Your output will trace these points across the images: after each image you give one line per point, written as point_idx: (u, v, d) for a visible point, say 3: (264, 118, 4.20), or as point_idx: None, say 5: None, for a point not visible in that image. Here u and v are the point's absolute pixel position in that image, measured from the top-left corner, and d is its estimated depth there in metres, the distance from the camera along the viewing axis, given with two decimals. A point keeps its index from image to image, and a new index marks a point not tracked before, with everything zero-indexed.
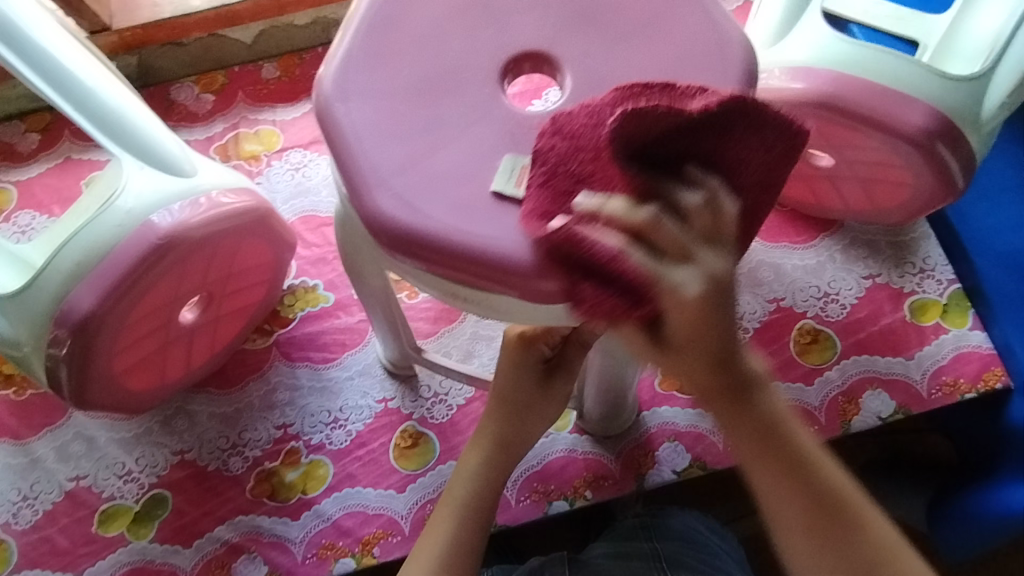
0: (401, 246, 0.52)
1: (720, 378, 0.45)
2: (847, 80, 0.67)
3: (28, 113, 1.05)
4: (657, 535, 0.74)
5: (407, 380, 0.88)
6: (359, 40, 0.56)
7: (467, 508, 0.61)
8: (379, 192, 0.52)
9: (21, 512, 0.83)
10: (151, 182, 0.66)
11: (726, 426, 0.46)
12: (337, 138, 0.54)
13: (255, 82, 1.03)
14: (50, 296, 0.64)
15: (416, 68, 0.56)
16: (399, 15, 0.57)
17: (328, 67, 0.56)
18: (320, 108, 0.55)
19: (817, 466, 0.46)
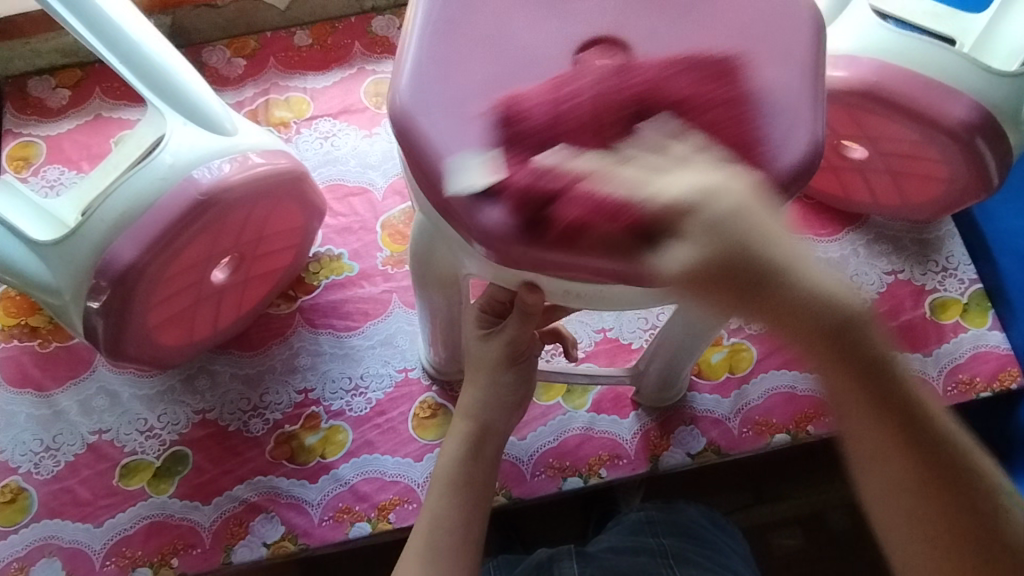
0: (511, 254, 0.49)
1: (831, 324, 0.43)
2: (890, 69, 0.68)
3: (59, 69, 1.05)
4: (663, 531, 0.76)
5: (449, 382, 0.87)
6: (424, 46, 0.53)
7: (456, 487, 0.61)
8: (487, 203, 0.49)
9: (44, 462, 0.84)
10: (192, 138, 0.66)
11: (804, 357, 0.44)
12: (427, 155, 0.51)
13: (287, 48, 1.04)
14: (92, 246, 0.64)
15: (490, 69, 0.52)
16: (459, 16, 0.54)
17: (398, 80, 0.53)
18: (399, 125, 0.52)
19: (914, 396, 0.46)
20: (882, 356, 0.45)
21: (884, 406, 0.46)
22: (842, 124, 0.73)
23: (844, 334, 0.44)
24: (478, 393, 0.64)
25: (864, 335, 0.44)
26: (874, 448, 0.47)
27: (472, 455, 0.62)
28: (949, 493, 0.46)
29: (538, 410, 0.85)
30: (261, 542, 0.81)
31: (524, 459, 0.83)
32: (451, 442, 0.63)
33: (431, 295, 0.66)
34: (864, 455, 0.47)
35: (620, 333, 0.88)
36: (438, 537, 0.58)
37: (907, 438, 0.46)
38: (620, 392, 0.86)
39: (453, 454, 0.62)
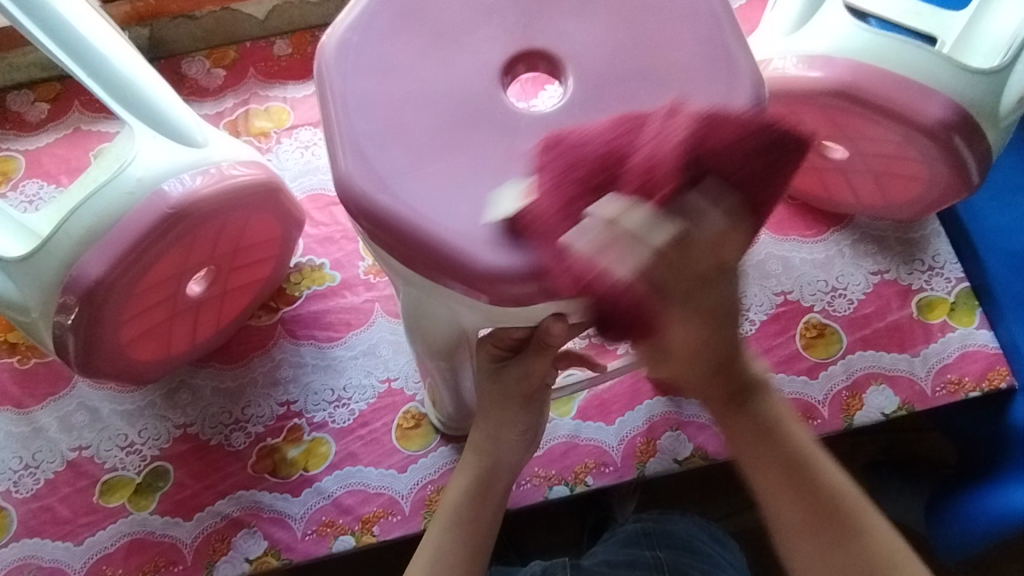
0: (526, 296, 0.47)
1: (724, 383, 0.48)
2: (865, 70, 0.67)
3: (37, 82, 1.04)
4: (659, 544, 0.75)
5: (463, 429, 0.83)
6: (349, 120, 0.48)
7: (462, 528, 0.58)
8: (486, 251, 0.46)
9: (23, 480, 0.83)
10: (161, 151, 0.66)
11: (722, 423, 0.50)
12: (404, 230, 0.47)
13: (267, 58, 1.03)
14: (60, 262, 0.63)
15: (433, 112, 0.49)
16: (372, 86, 0.49)
17: (339, 168, 0.48)
18: (363, 215, 0.47)
19: (811, 462, 0.50)
20: (778, 427, 0.50)
21: (768, 434, 0.50)
22: (821, 126, 0.73)
23: (741, 394, 0.49)
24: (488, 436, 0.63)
25: (757, 410, 0.50)
26: (784, 502, 0.50)
27: (480, 489, 0.61)
28: (832, 526, 0.49)
29: None
30: (243, 558, 0.80)
31: None
32: (458, 480, 0.62)
33: (425, 356, 0.63)
34: (756, 469, 0.50)
35: None
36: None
37: (812, 495, 0.49)
38: (605, 398, 0.85)
39: (460, 492, 0.61)
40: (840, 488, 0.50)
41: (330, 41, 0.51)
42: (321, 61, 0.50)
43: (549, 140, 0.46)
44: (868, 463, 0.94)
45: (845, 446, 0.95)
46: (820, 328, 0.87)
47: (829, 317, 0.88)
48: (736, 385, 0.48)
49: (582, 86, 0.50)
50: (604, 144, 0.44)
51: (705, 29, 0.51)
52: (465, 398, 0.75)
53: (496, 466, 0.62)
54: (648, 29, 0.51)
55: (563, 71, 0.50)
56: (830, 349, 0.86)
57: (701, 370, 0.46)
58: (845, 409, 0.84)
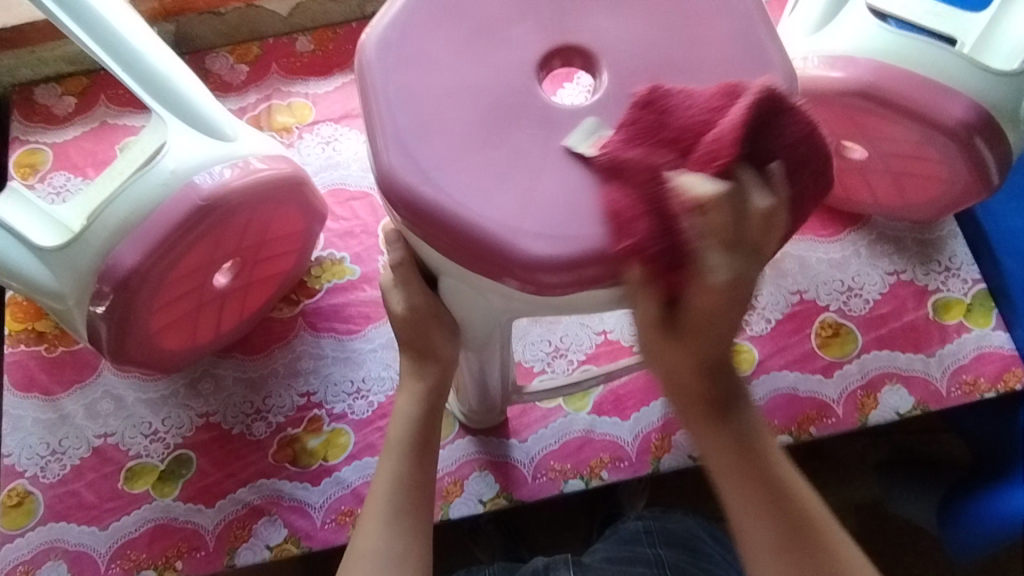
0: (566, 286, 0.47)
1: (709, 383, 0.47)
2: (888, 70, 0.67)
3: (65, 77, 1.06)
4: (659, 541, 0.75)
5: (490, 423, 0.84)
6: (390, 113, 0.49)
7: (401, 512, 0.59)
8: (526, 240, 0.46)
9: (50, 465, 0.85)
10: (191, 145, 0.67)
11: (695, 429, 0.50)
12: (445, 218, 0.47)
13: (289, 54, 1.04)
14: (95, 251, 0.65)
15: (472, 105, 0.49)
16: (413, 80, 0.50)
17: (381, 160, 0.48)
18: (405, 206, 0.48)
19: (772, 460, 0.50)
20: (755, 441, 0.50)
21: (747, 451, 0.49)
22: (841, 125, 0.73)
23: (718, 402, 0.48)
24: (408, 408, 0.63)
25: (739, 424, 0.49)
26: (745, 506, 0.49)
27: (415, 473, 0.61)
28: (805, 556, 0.48)
29: (540, 412, 0.85)
30: (263, 545, 0.81)
31: (525, 462, 0.84)
32: (390, 461, 0.61)
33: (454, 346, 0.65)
34: (728, 481, 0.49)
35: (620, 335, 0.88)
36: (397, 557, 0.56)
37: (771, 488, 0.49)
38: (621, 394, 0.86)
39: (395, 477, 0.60)
40: (806, 503, 0.49)
41: (370, 37, 0.51)
42: (362, 56, 0.51)
43: (655, 89, 0.44)
44: (878, 463, 0.97)
45: (855, 447, 0.98)
46: (835, 327, 0.88)
47: (844, 317, 0.88)
48: (721, 389, 0.48)
49: (612, 83, 0.50)
50: (697, 114, 0.43)
51: (735, 26, 0.51)
52: (490, 391, 0.76)
53: (424, 437, 0.62)
54: (675, 27, 0.52)
55: (597, 66, 0.51)
56: (845, 348, 0.87)
57: (695, 399, 0.48)
58: (859, 408, 0.84)
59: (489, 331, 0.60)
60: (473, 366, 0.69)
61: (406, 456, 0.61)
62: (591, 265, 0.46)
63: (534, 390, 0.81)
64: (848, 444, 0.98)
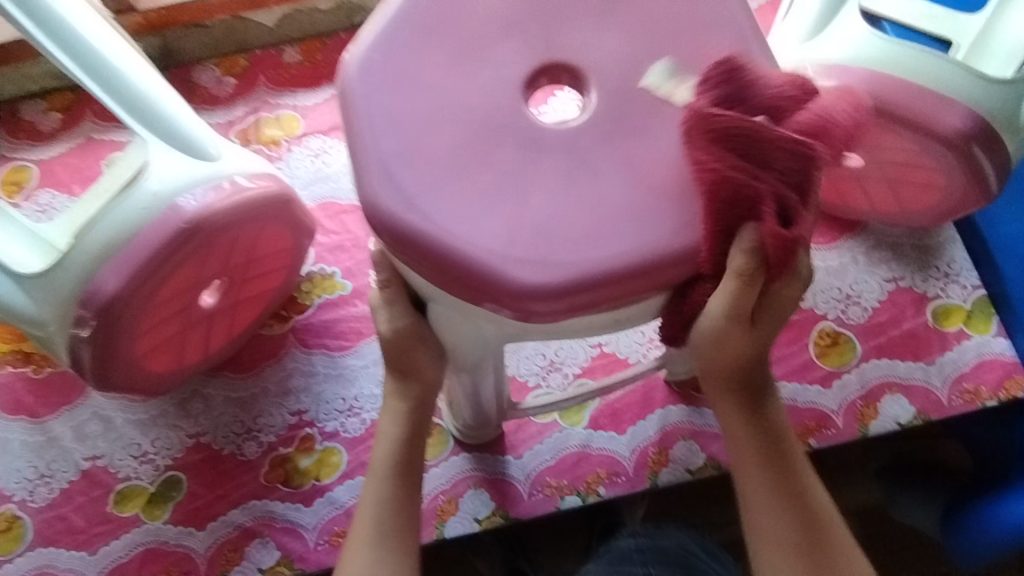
0: (555, 312, 0.45)
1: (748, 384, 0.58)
2: (884, 78, 0.66)
3: (51, 92, 1.04)
4: (651, 560, 0.74)
5: (484, 437, 0.82)
6: (372, 136, 0.48)
7: (388, 538, 0.59)
8: (515, 267, 0.45)
9: (38, 489, 0.84)
10: (174, 166, 0.66)
11: (733, 418, 0.60)
12: (432, 246, 0.46)
13: (277, 66, 1.03)
14: (76, 277, 0.63)
15: (457, 126, 0.48)
16: (395, 101, 0.48)
17: (364, 185, 0.47)
18: (390, 233, 0.46)
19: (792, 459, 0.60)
20: (782, 443, 0.60)
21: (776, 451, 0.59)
22: None
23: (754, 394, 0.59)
24: (389, 429, 0.62)
25: (771, 416, 0.60)
26: (763, 500, 0.59)
27: (398, 496, 0.60)
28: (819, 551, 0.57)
29: (536, 428, 0.84)
30: (256, 568, 0.80)
31: (521, 478, 0.82)
32: (373, 485, 0.61)
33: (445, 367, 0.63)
34: (751, 472, 0.59)
35: (616, 348, 0.86)
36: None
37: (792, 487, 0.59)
38: (618, 408, 0.85)
39: (378, 503, 0.60)
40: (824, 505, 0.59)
41: (351, 57, 0.50)
42: (342, 77, 0.50)
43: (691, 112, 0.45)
44: (880, 468, 0.95)
45: (856, 450, 0.95)
46: (833, 336, 0.86)
47: (842, 325, 0.87)
48: (754, 387, 0.59)
49: (601, 100, 0.49)
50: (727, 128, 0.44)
51: (725, 39, 0.50)
52: (484, 408, 0.75)
53: (408, 459, 0.61)
54: (664, 41, 0.50)
55: (585, 83, 0.50)
56: (844, 358, 0.85)
57: (730, 388, 0.58)
58: (860, 418, 0.83)
59: (480, 353, 0.58)
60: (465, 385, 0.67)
61: (388, 480, 0.60)
62: (582, 292, 0.45)
63: (528, 405, 0.79)
64: (852, 448, 0.95)
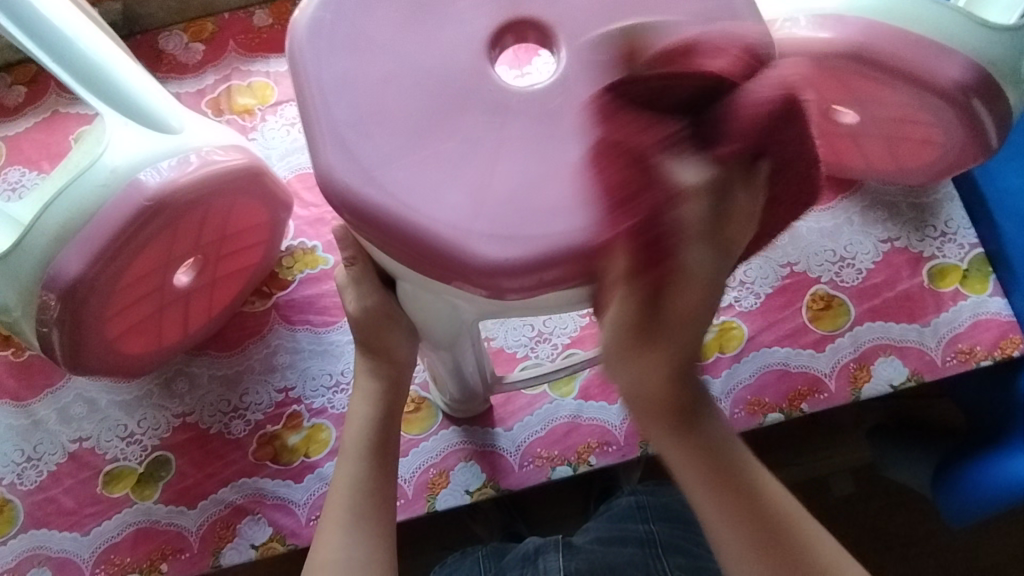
0: (526, 290, 0.43)
1: (682, 398, 0.45)
2: (881, 28, 0.62)
3: (14, 65, 1.00)
4: (653, 516, 0.71)
5: (470, 411, 0.81)
6: (328, 106, 0.45)
7: (363, 518, 0.58)
8: (481, 243, 0.43)
9: (26, 472, 0.83)
10: (137, 140, 0.63)
11: (672, 448, 0.47)
12: (392, 221, 0.43)
13: (247, 30, 0.98)
14: (37, 259, 0.61)
15: (418, 93, 0.45)
16: (352, 69, 0.46)
17: (322, 160, 0.44)
18: (348, 209, 0.44)
19: (748, 467, 0.48)
20: (728, 461, 0.48)
21: (718, 470, 0.48)
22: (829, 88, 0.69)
23: (691, 412, 0.46)
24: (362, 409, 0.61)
25: (714, 430, 0.48)
26: (724, 525, 0.48)
27: (373, 476, 0.60)
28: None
29: (525, 399, 0.83)
30: (248, 544, 0.80)
31: (511, 450, 0.82)
32: (346, 467, 0.60)
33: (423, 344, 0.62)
34: (704, 501, 0.48)
35: None
36: (359, 567, 0.56)
37: (751, 504, 0.48)
38: None
39: (353, 483, 0.59)
40: (788, 507, 0.49)
41: (301, 19, 0.47)
42: (293, 42, 0.47)
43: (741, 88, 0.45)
44: (874, 427, 0.97)
45: (851, 411, 0.98)
46: (827, 299, 0.85)
47: (836, 288, 0.85)
48: (688, 404, 0.46)
49: (575, 58, 0.46)
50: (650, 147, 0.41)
51: None
52: (468, 382, 0.74)
53: (382, 438, 0.61)
54: None
55: (556, 40, 0.46)
56: (837, 321, 0.84)
57: (660, 412, 0.46)
58: (852, 381, 0.82)
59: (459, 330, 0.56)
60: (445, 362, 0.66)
61: (362, 460, 0.60)
62: (552, 266, 0.43)
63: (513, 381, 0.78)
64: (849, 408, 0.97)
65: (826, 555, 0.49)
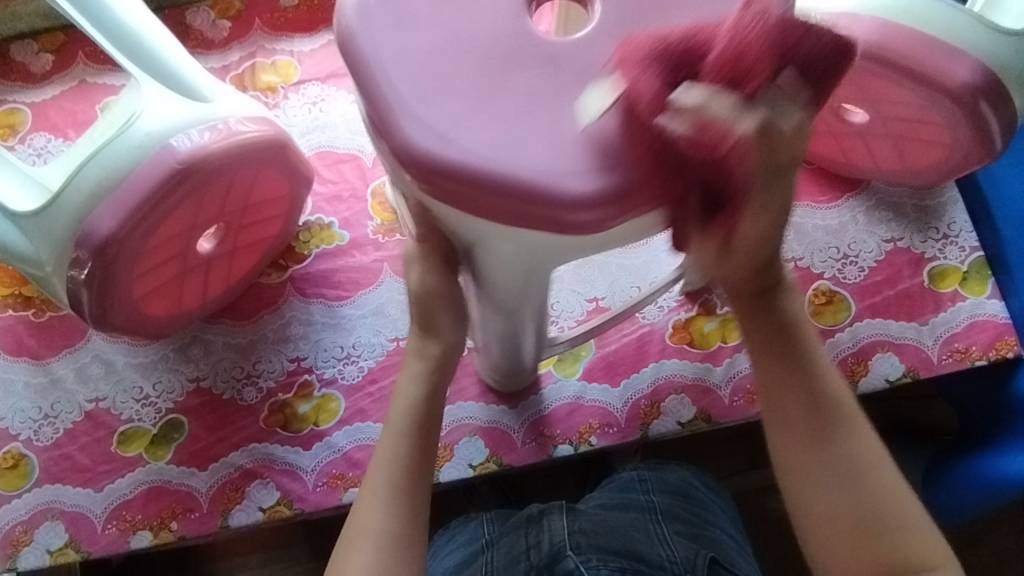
0: (606, 223, 0.46)
1: (759, 274, 0.53)
2: (894, 29, 0.64)
3: (41, 33, 1.02)
4: (653, 488, 0.76)
5: (518, 387, 0.84)
6: (388, 78, 0.46)
7: (401, 493, 0.58)
8: (564, 181, 0.45)
9: (43, 429, 0.86)
10: (169, 105, 0.65)
11: (744, 319, 0.56)
12: (479, 178, 0.45)
13: (273, 9, 1.00)
14: (71, 216, 0.63)
15: (472, 54, 0.47)
16: (405, 42, 0.47)
17: (395, 133, 0.46)
18: (431, 174, 0.45)
19: (802, 334, 0.55)
20: (792, 332, 0.55)
21: (785, 335, 0.55)
22: (841, 86, 0.70)
23: (766, 289, 0.54)
24: (411, 389, 0.62)
25: (783, 308, 0.55)
26: (778, 383, 0.55)
27: (414, 455, 0.60)
28: (833, 428, 0.53)
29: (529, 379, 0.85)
30: (257, 507, 0.83)
31: (515, 427, 0.84)
32: (388, 443, 0.61)
33: (487, 309, 0.64)
34: (764, 363, 0.55)
35: (611, 302, 0.87)
36: (395, 538, 0.57)
37: (797, 358, 0.55)
38: (611, 360, 0.86)
39: (394, 459, 0.60)
40: (835, 389, 0.55)
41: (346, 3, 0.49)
42: (341, 28, 0.48)
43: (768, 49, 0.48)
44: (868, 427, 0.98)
45: None
46: (828, 295, 0.87)
47: (838, 284, 0.87)
48: (769, 281, 0.54)
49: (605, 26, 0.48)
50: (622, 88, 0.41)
51: None
52: (523, 357, 0.76)
53: (424, 417, 0.61)
54: None
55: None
56: (838, 316, 0.86)
57: (744, 287, 0.54)
58: (849, 375, 0.84)
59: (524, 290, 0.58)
60: (503, 333, 0.68)
61: (406, 439, 0.60)
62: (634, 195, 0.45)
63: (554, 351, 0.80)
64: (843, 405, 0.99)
65: (867, 439, 0.54)
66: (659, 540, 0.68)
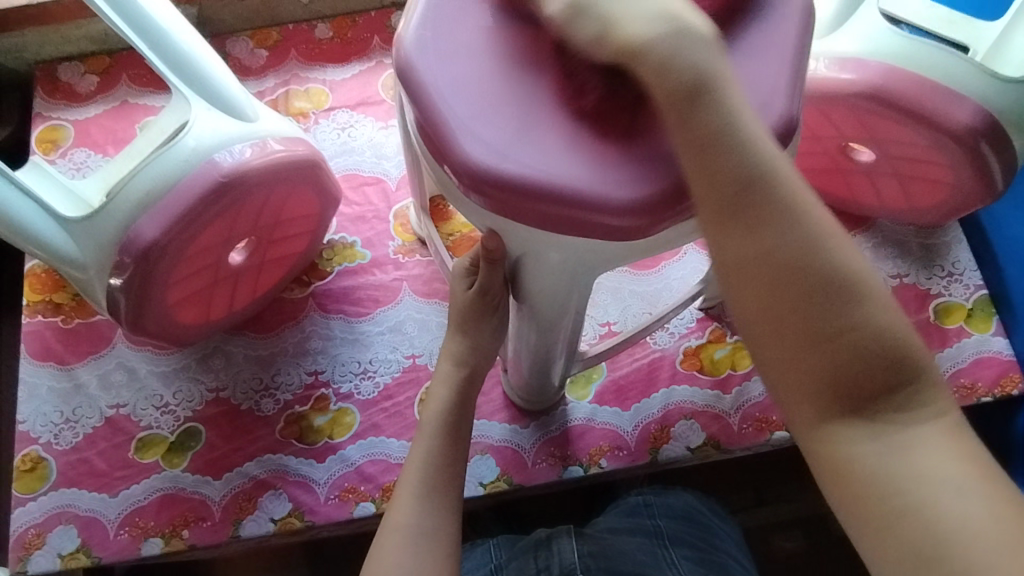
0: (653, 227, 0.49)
1: (717, 159, 0.45)
2: (899, 73, 0.68)
3: (88, 56, 1.08)
4: (660, 513, 0.76)
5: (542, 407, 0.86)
6: (446, 100, 0.50)
7: (435, 490, 0.62)
8: (616, 190, 0.48)
9: (63, 433, 0.87)
10: (215, 123, 0.69)
11: (710, 228, 0.47)
12: (536, 188, 0.48)
13: (308, 40, 1.06)
14: (117, 223, 0.67)
15: (522, 78, 0.51)
16: (460, 69, 0.51)
17: (452, 149, 0.49)
18: (487, 185, 0.49)
19: (792, 224, 0.46)
20: (772, 200, 0.46)
21: (754, 221, 0.46)
22: (848, 127, 0.74)
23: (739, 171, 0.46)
24: (441, 391, 0.68)
25: (743, 175, 0.46)
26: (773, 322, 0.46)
27: (443, 457, 0.64)
28: (860, 360, 0.45)
29: None
30: (268, 518, 0.83)
31: (526, 447, 0.85)
32: (422, 445, 0.65)
33: (523, 322, 0.66)
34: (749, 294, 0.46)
35: (624, 326, 0.90)
36: (417, 536, 0.59)
37: (796, 274, 0.45)
38: (622, 384, 0.88)
39: (426, 458, 0.64)
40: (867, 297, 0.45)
41: (405, 36, 0.53)
42: (399, 57, 0.52)
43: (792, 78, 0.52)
44: None
45: None
46: None
47: None
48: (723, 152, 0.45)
49: None
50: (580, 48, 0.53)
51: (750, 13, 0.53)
52: (549, 375, 0.78)
53: (453, 422, 0.66)
54: None
55: None
56: None
57: (699, 159, 0.46)
58: None
59: (564, 304, 0.60)
60: (535, 348, 0.70)
61: (434, 443, 0.65)
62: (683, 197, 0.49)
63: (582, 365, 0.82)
64: None
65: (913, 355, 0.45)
66: (667, 564, 0.69)
